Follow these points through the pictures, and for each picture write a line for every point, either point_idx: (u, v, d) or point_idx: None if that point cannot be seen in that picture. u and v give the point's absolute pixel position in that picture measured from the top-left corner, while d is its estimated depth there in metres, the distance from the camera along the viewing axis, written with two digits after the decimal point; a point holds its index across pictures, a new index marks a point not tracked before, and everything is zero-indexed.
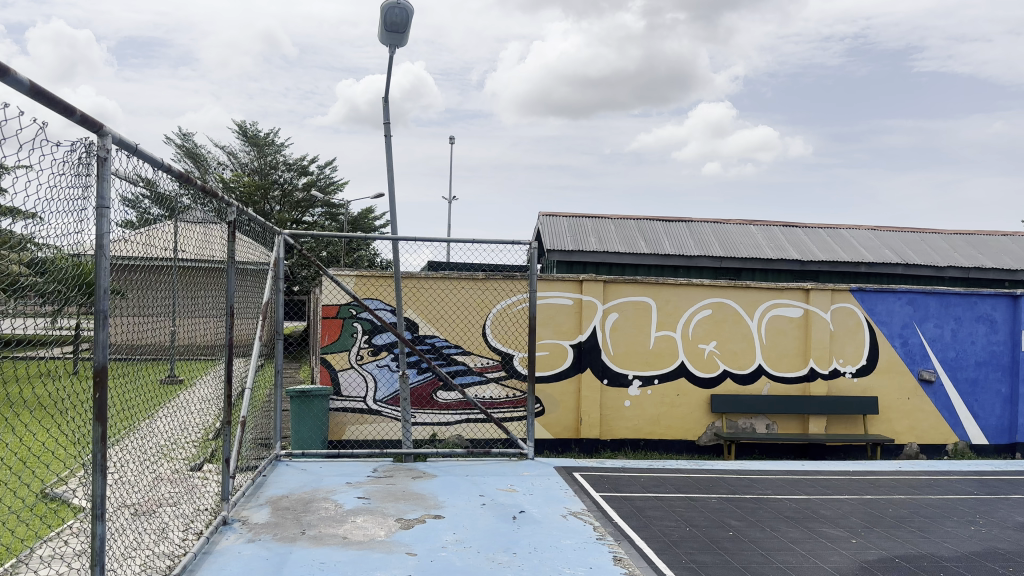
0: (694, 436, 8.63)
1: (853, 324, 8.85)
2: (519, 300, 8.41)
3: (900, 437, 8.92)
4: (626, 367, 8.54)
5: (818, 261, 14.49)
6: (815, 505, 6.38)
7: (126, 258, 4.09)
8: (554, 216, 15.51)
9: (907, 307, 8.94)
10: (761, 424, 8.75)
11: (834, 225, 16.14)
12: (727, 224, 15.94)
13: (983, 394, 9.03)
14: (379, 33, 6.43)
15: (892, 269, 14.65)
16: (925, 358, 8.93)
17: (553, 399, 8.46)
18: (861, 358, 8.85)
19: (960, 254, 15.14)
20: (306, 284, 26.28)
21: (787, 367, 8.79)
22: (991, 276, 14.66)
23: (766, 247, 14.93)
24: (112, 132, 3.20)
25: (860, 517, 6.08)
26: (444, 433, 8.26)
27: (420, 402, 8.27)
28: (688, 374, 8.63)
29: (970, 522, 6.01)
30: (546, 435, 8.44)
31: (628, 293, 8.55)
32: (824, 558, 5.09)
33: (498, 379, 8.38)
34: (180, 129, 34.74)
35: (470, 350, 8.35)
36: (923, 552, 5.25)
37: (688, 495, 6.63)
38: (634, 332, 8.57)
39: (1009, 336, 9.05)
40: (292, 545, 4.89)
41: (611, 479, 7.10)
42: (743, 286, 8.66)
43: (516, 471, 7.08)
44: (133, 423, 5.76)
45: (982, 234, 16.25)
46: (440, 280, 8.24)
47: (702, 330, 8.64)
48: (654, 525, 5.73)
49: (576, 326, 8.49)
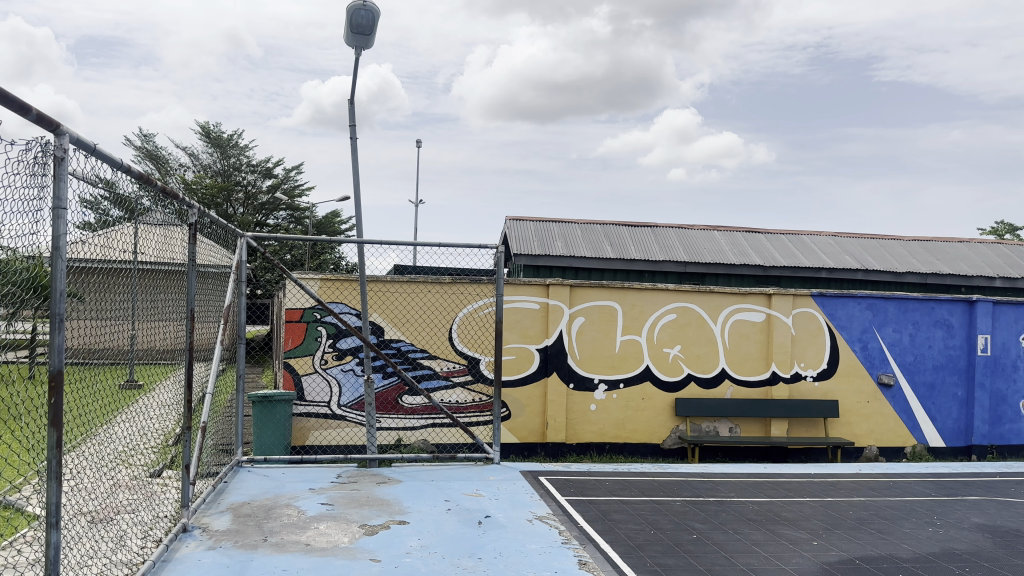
0: (659, 439, 8.69)
1: (814, 329, 8.98)
2: (485, 305, 8.40)
3: (860, 440, 9.07)
4: (592, 370, 8.57)
5: (781, 267, 14.70)
6: (778, 508, 6.46)
7: (83, 259, 3.99)
8: (521, 219, 15.55)
9: (866, 312, 9.10)
10: (724, 427, 8.84)
11: (795, 231, 16.40)
12: (691, 230, 16.11)
13: (940, 397, 9.22)
14: (345, 35, 6.39)
15: (851, 275, 14.92)
16: (884, 362, 9.09)
17: (519, 402, 8.46)
18: (821, 362, 8.99)
19: (917, 260, 15.48)
20: (269, 287, 26.00)
21: (750, 370, 8.88)
22: (948, 282, 15.01)
23: (730, 252, 15.11)
24: (69, 132, 3.12)
25: (821, 519, 6.16)
26: (409, 438, 8.21)
27: (385, 406, 8.21)
28: (653, 378, 8.68)
29: (928, 524, 6.14)
30: (512, 439, 8.43)
31: (594, 297, 8.58)
32: (787, 559, 5.15)
33: (464, 383, 8.36)
34: (141, 130, 34.20)
35: (437, 354, 8.31)
36: (884, 553, 5.34)
37: (653, 499, 6.66)
38: (600, 336, 8.61)
39: (965, 340, 9.27)
40: (253, 552, 4.81)
41: (578, 483, 7.11)
42: (707, 291, 8.75)
43: (481, 476, 7.05)
44: (91, 428, 5.62)
45: (938, 241, 16.64)
46: (406, 284, 8.19)
47: (667, 335, 8.70)
48: (619, 528, 5.75)
49: (543, 330, 8.50)
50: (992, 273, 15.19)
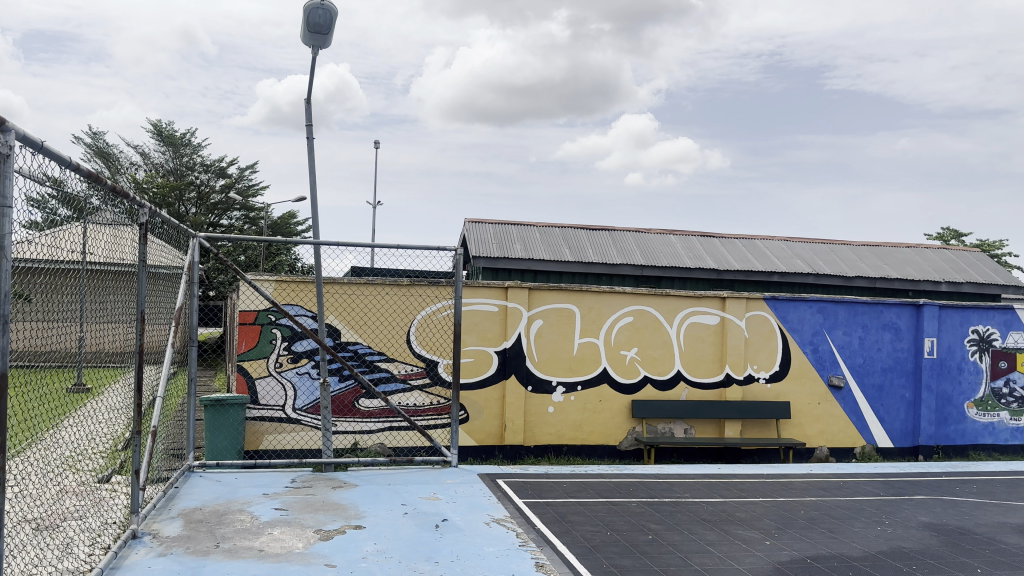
0: (616, 441, 8.75)
1: (766, 331, 9.14)
2: (443, 307, 8.37)
3: (811, 441, 9.25)
4: (550, 373, 8.60)
5: (735, 271, 14.93)
6: (731, 508, 6.55)
7: (28, 260, 3.86)
8: (479, 222, 15.53)
9: (818, 315, 9.28)
10: (679, 428, 8.93)
11: (749, 236, 16.66)
12: (648, 233, 16.27)
13: (888, 399, 9.45)
14: (302, 34, 6.31)
15: (803, 278, 15.21)
16: (834, 365, 9.29)
17: (477, 405, 8.44)
18: (773, 364, 9.15)
19: (866, 265, 15.85)
20: (222, 289, 25.53)
21: (705, 372, 9.00)
22: (895, 286, 15.40)
23: (685, 256, 15.29)
24: (15, 128, 3.02)
25: (773, 518, 6.27)
26: (365, 441, 8.14)
27: (341, 409, 8.13)
28: (611, 380, 8.74)
29: (877, 523, 6.27)
30: (469, 442, 8.41)
31: (552, 300, 8.62)
32: (740, 559, 5.22)
33: (422, 386, 8.31)
34: (90, 127, 33.36)
35: (395, 357, 8.25)
36: (834, 552, 5.45)
37: (609, 500, 6.70)
38: (559, 338, 8.63)
39: (912, 343, 9.52)
40: (205, 559, 4.72)
41: (535, 485, 7.12)
42: (663, 294, 8.84)
43: (438, 479, 7.03)
44: (35, 434, 5.45)
45: (887, 246, 17.06)
46: (364, 285, 8.11)
47: (624, 337, 8.77)
48: (575, 530, 5.77)
49: (501, 332, 8.50)
50: (937, 278, 15.62)
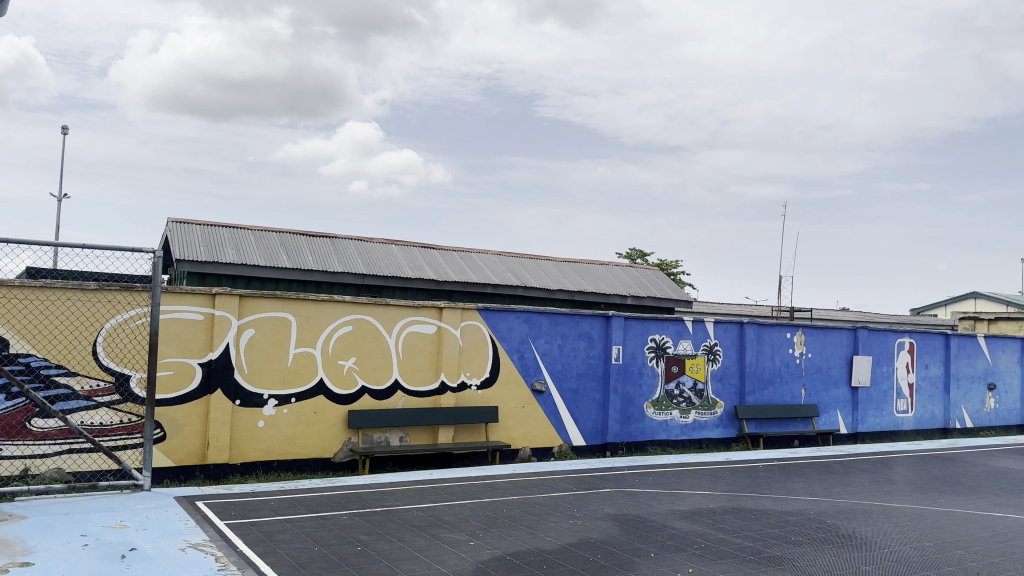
0: (330, 452, 8.59)
1: (478, 340, 9.56)
2: (139, 315, 7.63)
3: (516, 442, 9.82)
4: (261, 385, 8.22)
5: (452, 282, 15.46)
6: (439, 512, 6.74)
7: None
8: (187, 223, 14.44)
9: (523, 325, 9.90)
10: (394, 437, 8.99)
11: (466, 248, 17.35)
12: (369, 243, 16.26)
13: (582, 401, 10.35)
14: None
15: (513, 290, 16.18)
16: (536, 371, 9.97)
17: (176, 421, 7.80)
18: (484, 371, 9.59)
19: (568, 279, 17.28)
20: None
21: (420, 381, 9.18)
22: (592, 299, 16.98)
23: (405, 266, 15.52)
24: None
25: (478, 519, 6.55)
26: (37, 467, 7.15)
27: (6, 432, 7.06)
28: (326, 391, 8.57)
29: (570, 517, 6.83)
30: (166, 462, 7.74)
31: (265, 309, 8.25)
32: (446, 562, 5.38)
33: (111, 402, 7.50)
34: None
35: (77, 371, 7.35)
36: (531, 547, 5.83)
37: (319, 514, 6.55)
38: (271, 348, 8.28)
39: (603, 350, 10.53)
40: None
41: (240, 504, 6.74)
42: (381, 303, 8.88)
43: (127, 505, 6.38)
44: None
45: (586, 262, 18.74)
46: (40, 289, 7.15)
47: (341, 346, 8.65)
48: (281, 549, 5.55)
49: (208, 342, 7.95)
50: (626, 293, 17.48)
